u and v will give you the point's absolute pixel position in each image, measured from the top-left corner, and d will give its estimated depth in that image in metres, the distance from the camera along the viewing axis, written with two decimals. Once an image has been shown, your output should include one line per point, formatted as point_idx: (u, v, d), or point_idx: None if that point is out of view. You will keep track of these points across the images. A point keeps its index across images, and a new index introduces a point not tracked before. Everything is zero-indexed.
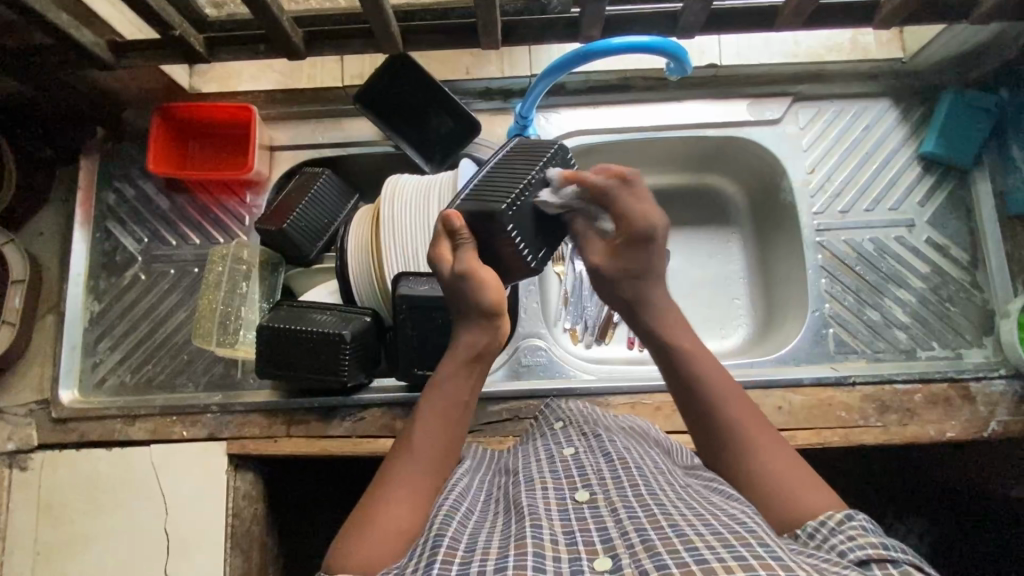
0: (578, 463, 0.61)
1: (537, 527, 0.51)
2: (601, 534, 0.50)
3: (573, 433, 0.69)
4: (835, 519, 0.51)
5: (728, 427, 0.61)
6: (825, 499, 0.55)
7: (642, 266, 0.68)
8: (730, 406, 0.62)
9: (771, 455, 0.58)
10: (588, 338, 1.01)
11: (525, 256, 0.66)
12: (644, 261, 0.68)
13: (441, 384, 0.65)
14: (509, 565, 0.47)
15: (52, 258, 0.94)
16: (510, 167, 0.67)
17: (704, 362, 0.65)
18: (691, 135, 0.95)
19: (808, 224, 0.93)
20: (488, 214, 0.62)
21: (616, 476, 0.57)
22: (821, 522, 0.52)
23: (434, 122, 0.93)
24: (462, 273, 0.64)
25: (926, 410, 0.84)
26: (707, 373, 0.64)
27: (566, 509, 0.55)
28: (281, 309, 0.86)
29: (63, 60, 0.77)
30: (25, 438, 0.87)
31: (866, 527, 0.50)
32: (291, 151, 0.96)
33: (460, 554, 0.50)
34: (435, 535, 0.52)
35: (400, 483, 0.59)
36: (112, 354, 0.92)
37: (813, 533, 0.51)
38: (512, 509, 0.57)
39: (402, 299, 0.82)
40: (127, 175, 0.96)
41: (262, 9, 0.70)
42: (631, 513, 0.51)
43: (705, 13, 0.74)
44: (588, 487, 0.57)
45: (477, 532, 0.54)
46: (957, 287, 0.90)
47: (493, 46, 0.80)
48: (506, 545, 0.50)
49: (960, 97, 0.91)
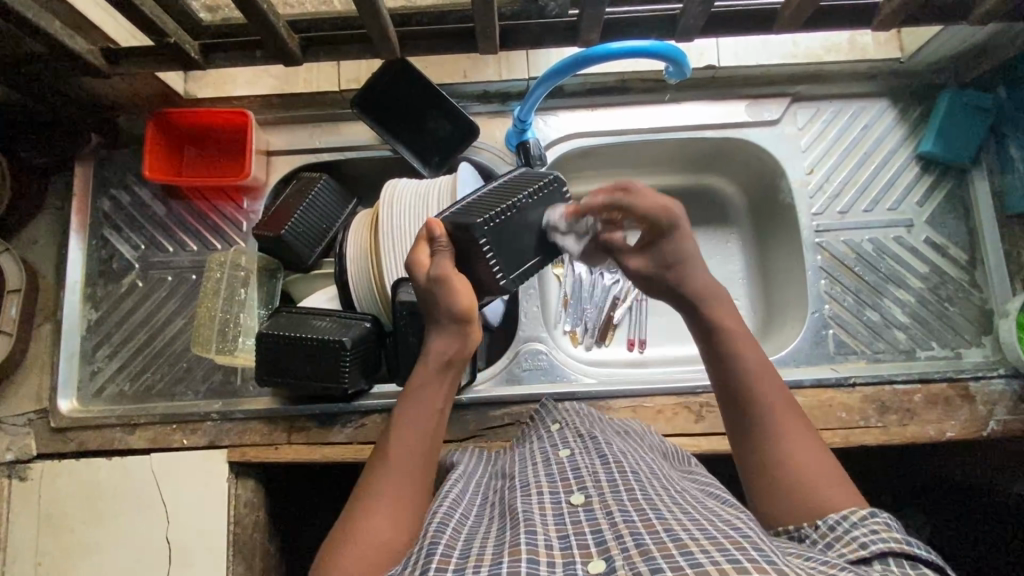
0: (574, 466, 0.61)
1: (531, 532, 0.51)
2: (596, 538, 0.50)
3: (570, 433, 0.68)
4: (856, 514, 0.50)
5: (766, 408, 0.59)
6: (843, 498, 0.53)
7: (677, 255, 0.66)
8: (768, 384, 0.60)
9: (804, 445, 0.57)
10: (588, 340, 1.01)
11: (497, 275, 0.68)
12: (677, 250, 0.66)
13: (416, 391, 0.65)
14: (502, 572, 0.46)
15: (48, 266, 0.93)
16: (504, 190, 0.70)
17: (745, 342, 0.63)
18: (689, 136, 0.94)
19: (807, 225, 0.93)
20: (463, 226, 0.65)
21: (612, 479, 0.57)
22: (841, 516, 0.51)
23: (432, 125, 0.92)
24: (435, 278, 0.65)
25: (926, 410, 0.84)
26: (748, 353, 0.62)
27: (561, 513, 0.54)
28: (280, 316, 0.86)
29: (54, 68, 0.76)
30: (24, 449, 0.86)
31: (890, 523, 0.49)
32: (288, 156, 0.95)
33: (454, 561, 0.50)
34: (430, 543, 0.52)
35: (384, 493, 0.58)
36: (111, 362, 0.91)
37: (838, 522, 0.50)
38: (507, 514, 0.56)
39: (402, 305, 0.83)
40: (122, 181, 0.95)
41: (257, 15, 0.70)
42: (625, 516, 0.51)
43: (705, 17, 0.73)
44: (583, 490, 0.57)
45: (472, 538, 0.54)
46: (956, 287, 0.91)
47: (490, 50, 0.79)
48: (500, 551, 0.50)
49: (959, 96, 0.90)
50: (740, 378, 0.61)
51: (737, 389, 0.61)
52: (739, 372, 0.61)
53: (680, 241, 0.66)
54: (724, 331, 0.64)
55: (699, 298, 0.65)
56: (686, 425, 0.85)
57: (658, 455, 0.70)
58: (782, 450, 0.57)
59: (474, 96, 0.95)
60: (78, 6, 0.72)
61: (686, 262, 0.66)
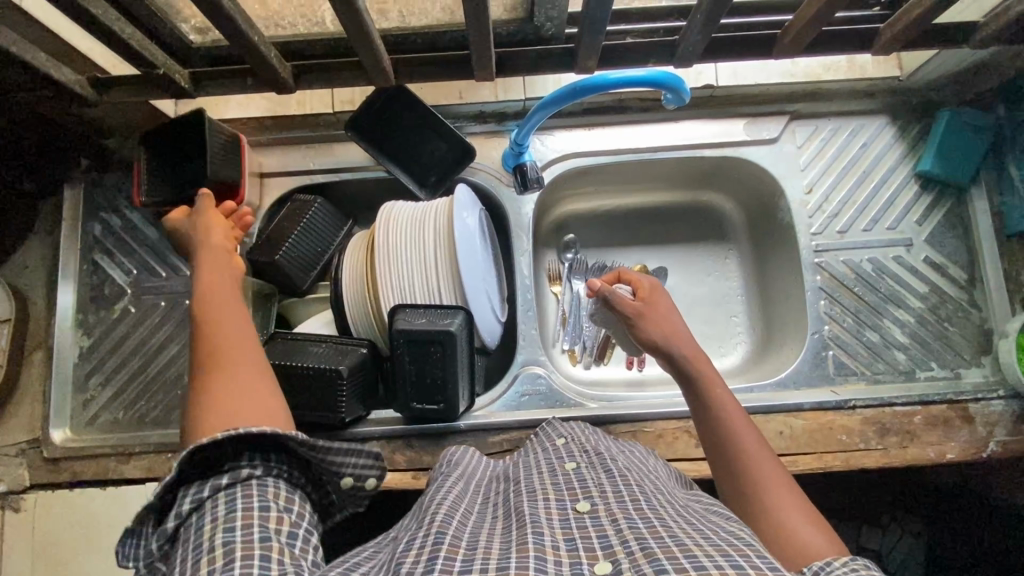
0: (579, 477, 0.61)
1: (539, 533, 0.50)
2: (602, 542, 0.49)
3: (574, 449, 0.68)
4: (838, 560, 0.49)
5: (753, 467, 0.64)
6: (829, 549, 0.56)
7: (646, 298, 0.79)
8: (748, 439, 0.66)
9: (781, 499, 0.60)
10: (587, 359, 1.00)
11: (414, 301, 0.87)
12: (648, 292, 0.80)
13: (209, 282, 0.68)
14: (511, 565, 0.46)
15: (39, 292, 0.91)
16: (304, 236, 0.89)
17: (726, 397, 0.70)
18: (688, 155, 0.94)
19: (807, 245, 0.93)
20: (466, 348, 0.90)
21: (618, 490, 0.56)
22: (826, 563, 0.49)
23: (427, 147, 0.91)
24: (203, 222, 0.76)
25: (926, 432, 0.84)
26: (729, 410, 0.68)
27: (566, 517, 0.53)
28: (277, 343, 0.85)
29: (40, 96, 0.74)
30: (16, 479, 0.85)
31: (870, 565, 0.48)
32: (282, 177, 0.93)
33: (463, 550, 0.49)
34: (437, 532, 0.51)
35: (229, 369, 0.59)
36: (104, 389, 0.90)
37: (818, 572, 0.48)
38: (512, 516, 0.56)
39: (400, 333, 0.80)
40: (113, 206, 0.93)
41: (249, 45, 0.68)
42: (631, 524, 0.50)
43: (704, 44, 0.72)
44: (589, 498, 0.56)
45: (476, 533, 0.53)
46: (955, 307, 0.90)
47: (485, 76, 0.78)
48: (507, 547, 0.49)
49: (958, 116, 0.90)
50: (724, 431, 0.67)
51: (724, 451, 0.66)
52: (725, 431, 0.67)
53: (652, 294, 0.80)
54: (704, 378, 0.71)
55: (659, 341, 0.75)
56: (687, 450, 0.85)
57: (665, 474, 0.69)
58: (762, 494, 0.61)
59: (469, 116, 0.94)
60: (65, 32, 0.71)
61: (650, 308, 0.78)
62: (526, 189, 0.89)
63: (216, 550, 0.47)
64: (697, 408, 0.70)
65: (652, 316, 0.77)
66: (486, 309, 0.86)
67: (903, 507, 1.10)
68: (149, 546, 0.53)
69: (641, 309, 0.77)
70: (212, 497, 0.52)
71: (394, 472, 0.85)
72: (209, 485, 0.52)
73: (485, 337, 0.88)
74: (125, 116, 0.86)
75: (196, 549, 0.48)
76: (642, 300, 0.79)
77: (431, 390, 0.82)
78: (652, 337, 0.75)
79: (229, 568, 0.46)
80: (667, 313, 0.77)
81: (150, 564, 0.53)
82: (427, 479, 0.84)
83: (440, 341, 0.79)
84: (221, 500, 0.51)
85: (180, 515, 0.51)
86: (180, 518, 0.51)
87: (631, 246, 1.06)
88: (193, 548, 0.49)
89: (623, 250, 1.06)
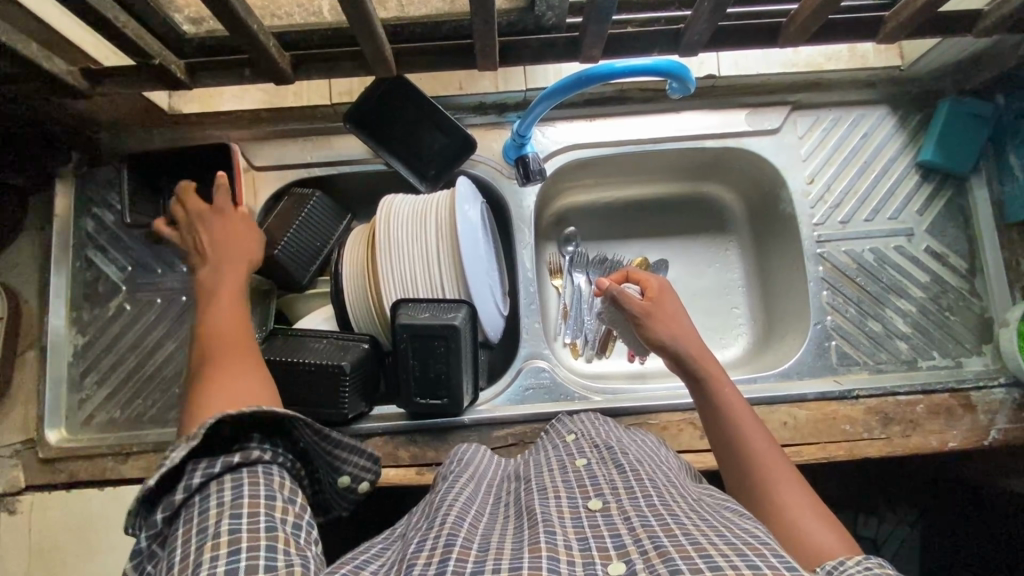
0: (590, 473, 0.60)
1: (550, 533, 0.50)
2: (614, 541, 0.48)
3: (584, 444, 0.68)
4: (852, 559, 0.49)
5: (760, 465, 0.64)
6: (840, 545, 0.56)
7: (654, 298, 0.78)
8: (755, 437, 0.66)
9: (792, 496, 0.60)
10: (589, 352, 0.99)
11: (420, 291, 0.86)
12: (656, 291, 0.79)
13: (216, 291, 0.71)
14: (523, 566, 0.45)
15: (30, 289, 0.89)
16: (304, 229, 0.88)
17: (730, 395, 0.70)
18: (690, 146, 0.93)
19: (809, 236, 0.93)
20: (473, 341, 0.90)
21: (630, 486, 0.56)
22: (838, 562, 0.49)
23: (426, 139, 0.90)
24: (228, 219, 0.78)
25: (928, 421, 0.84)
26: (736, 408, 0.68)
27: (578, 517, 0.53)
28: (277, 340, 0.83)
29: (30, 88, 0.72)
30: (11, 481, 0.83)
31: (883, 564, 0.48)
32: (279, 171, 0.92)
33: (474, 552, 0.49)
34: (448, 534, 0.50)
35: (229, 370, 0.63)
36: (100, 389, 0.89)
37: (831, 572, 0.48)
38: (524, 516, 0.55)
39: (403, 328, 0.79)
40: (105, 200, 0.91)
41: (247, 36, 0.67)
42: (644, 522, 0.49)
43: (709, 33, 0.71)
44: (601, 495, 0.56)
45: (489, 535, 0.53)
46: (956, 296, 0.91)
47: (487, 65, 0.77)
48: (519, 547, 0.48)
49: (959, 105, 0.90)
50: (732, 429, 0.67)
51: (732, 448, 0.66)
52: (732, 429, 0.67)
53: (660, 294, 0.79)
54: (708, 377, 0.71)
55: (665, 342, 0.74)
56: (692, 441, 0.85)
57: (676, 467, 0.69)
58: (771, 490, 0.61)
59: (469, 107, 0.93)
60: (55, 22, 0.69)
61: (657, 308, 0.77)
62: (528, 181, 0.88)
63: (220, 537, 0.46)
64: (702, 408, 0.70)
65: (659, 315, 0.76)
66: (489, 301, 0.85)
67: (900, 494, 1.12)
68: (151, 521, 0.51)
69: (651, 309, 0.77)
70: (221, 476, 0.51)
71: (397, 468, 0.84)
72: (221, 462, 0.52)
73: (488, 333, 0.87)
74: (117, 108, 0.84)
75: (199, 533, 0.47)
76: (649, 300, 0.78)
77: (434, 384, 0.81)
78: (660, 337, 0.74)
79: (235, 560, 0.45)
80: (674, 313, 0.77)
81: (151, 544, 0.51)
82: (431, 475, 0.83)
83: (445, 336, 0.78)
84: (228, 485, 0.51)
85: (187, 489, 0.51)
86: (186, 494, 0.50)
87: (631, 238, 1.05)
88: (196, 530, 0.47)
89: (624, 243, 1.05)
